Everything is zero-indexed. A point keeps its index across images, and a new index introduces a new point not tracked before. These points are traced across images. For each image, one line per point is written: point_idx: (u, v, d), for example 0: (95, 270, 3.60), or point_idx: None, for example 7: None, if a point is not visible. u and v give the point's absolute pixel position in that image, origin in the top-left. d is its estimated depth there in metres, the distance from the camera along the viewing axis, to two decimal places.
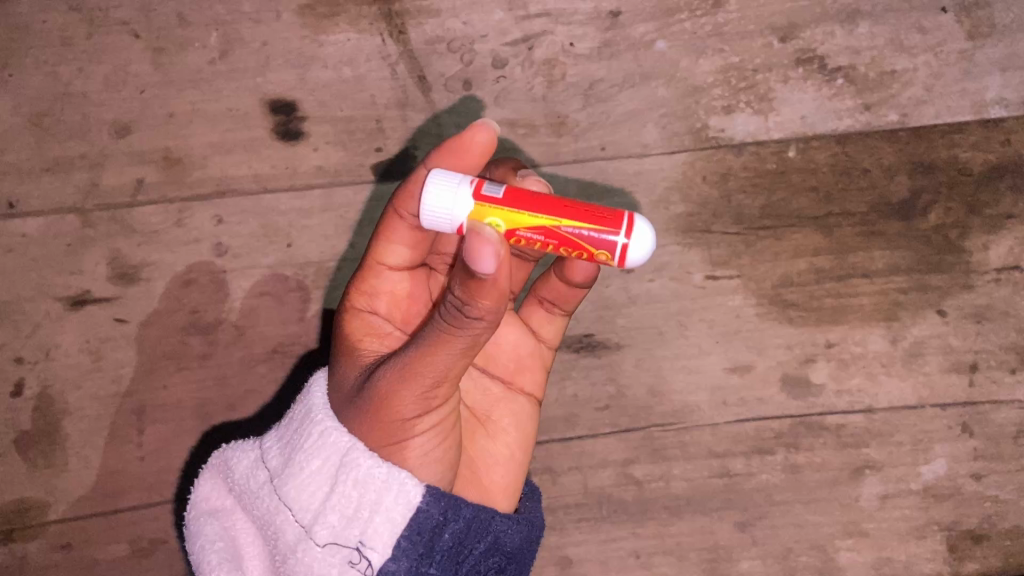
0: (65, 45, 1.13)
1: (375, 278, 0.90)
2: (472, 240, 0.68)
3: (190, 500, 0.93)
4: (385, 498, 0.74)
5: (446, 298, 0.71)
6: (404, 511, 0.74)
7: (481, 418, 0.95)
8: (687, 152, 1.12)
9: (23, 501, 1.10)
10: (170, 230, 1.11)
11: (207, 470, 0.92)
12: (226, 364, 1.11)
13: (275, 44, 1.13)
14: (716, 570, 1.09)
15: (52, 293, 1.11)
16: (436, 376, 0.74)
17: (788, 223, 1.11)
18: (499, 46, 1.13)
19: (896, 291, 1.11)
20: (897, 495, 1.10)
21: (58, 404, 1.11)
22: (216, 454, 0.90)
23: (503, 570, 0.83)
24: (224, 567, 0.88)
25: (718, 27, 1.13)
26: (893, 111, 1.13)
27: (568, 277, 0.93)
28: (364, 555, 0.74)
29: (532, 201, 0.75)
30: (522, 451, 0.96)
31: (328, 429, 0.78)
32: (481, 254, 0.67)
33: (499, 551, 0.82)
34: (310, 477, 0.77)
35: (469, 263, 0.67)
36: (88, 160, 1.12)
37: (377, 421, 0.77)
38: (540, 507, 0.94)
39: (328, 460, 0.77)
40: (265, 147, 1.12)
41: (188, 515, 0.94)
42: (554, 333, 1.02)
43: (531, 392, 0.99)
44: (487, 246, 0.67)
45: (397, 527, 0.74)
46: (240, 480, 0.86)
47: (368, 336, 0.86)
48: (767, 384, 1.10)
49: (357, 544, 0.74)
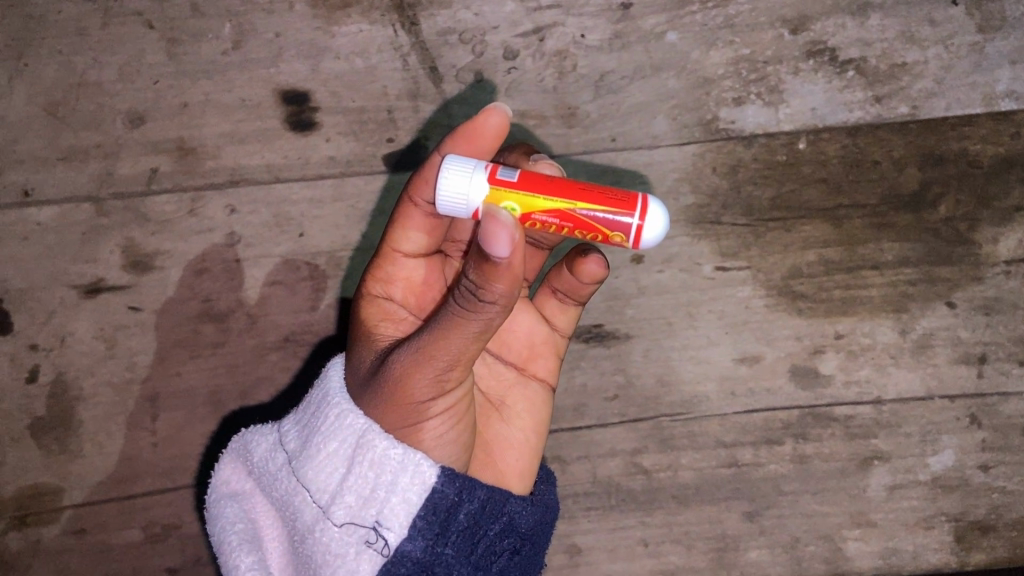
0: (80, 36, 1.14)
1: (390, 264, 0.90)
2: (488, 224, 0.68)
3: (211, 483, 0.95)
4: (401, 479, 0.75)
5: (461, 282, 0.72)
6: (420, 491, 0.75)
7: (496, 403, 0.96)
8: (697, 144, 1.12)
9: (38, 487, 1.12)
10: (183, 219, 1.12)
11: (227, 454, 0.94)
12: (238, 352, 1.12)
13: (288, 35, 1.14)
14: (723, 558, 1.10)
15: (67, 281, 1.12)
16: (450, 360, 0.75)
17: (798, 215, 1.12)
18: (511, 37, 1.13)
19: (906, 282, 1.11)
20: (905, 486, 1.11)
21: (72, 390, 1.12)
22: (236, 439, 0.91)
23: (518, 552, 0.84)
24: (244, 548, 0.88)
25: (729, 19, 1.13)
26: (904, 104, 1.13)
27: (580, 269, 0.93)
28: (380, 535, 0.75)
29: (544, 185, 0.75)
30: (536, 437, 0.96)
31: (345, 412, 0.79)
32: (495, 238, 0.68)
33: (514, 533, 0.83)
34: (327, 459, 0.78)
35: (485, 246, 0.68)
36: (103, 150, 1.13)
37: (392, 404, 0.78)
38: (554, 491, 0.94)
39: (344, 442, 0.78)
40: (278, 138, 1.13)
41: (208, 498, 0.95)
42: (569, 322, 1.02)
43: (545, 378, 1.00)
44: (503, 231, 0.68)
45: (413, 507, 0.75)
46: (259, 463, 0.87)
47: (383, 320, 0.87)
48: (776, 375, 1.11)
49: (374, 524, 0.75)
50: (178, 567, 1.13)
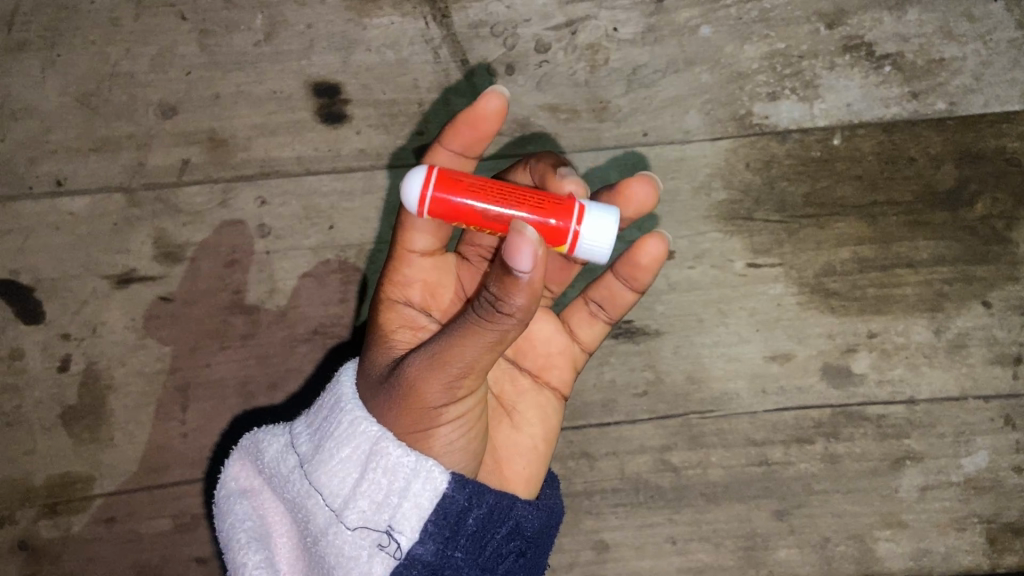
0: (113, 26, 1.14)
1: (408, 266, 0.88)
2: (511, 238, 0.66)
3: (220, 480, 0.95)
4: (412, 484, 0.75)
5: (480, 292, 0.70)
6: (431, 497, 0.75)
7: (507, 408, 0.94)
8: (730, 139, 1.11)
9: (68, 475, 1.13)
10: (214, 211, 1.13)
11: (237, 450, 0.94)
12: (268, 344, 1.12)
13: (319, 27, 1.14)
14: (752, 557, 1.10)
15: (99, 271, 1.13)
16: (461, 368, 0.74)
17: (832, 212, 1.11)
18: (543, 30, 1.12)
19: (941, 281, 1.10)
20: (937, 487, 1.09)
21: (103, 379, 1.13)
22: (248, 437, 0.91)
23: (523, 555, 0.82)
24: (253, 546, 0.89)
25: (764, 12, 1.12)
26: (942, 100, 1.11)
27: (627, 274, 0.92)
28: (393, 539, 0.75)
29: (538, 207, 0.74)
30: (545, 446, 0.94)
31: (359, 418, 0.78)
32: (517, 252, 0.65)
33: (521, 536, 0.82)
34: (340, 464, 0.77)
35: (506, 260, 0.66)
36: (136, 141, 1.14)
37: (405, 411, 0.77)
38: (559, 495, 0.93)
39: (358, 448, 0.77)
40: (309, 130, 1.13)
41: (217, 494, 0.95)
42: (594, 338, 0.99)
43: (557, 387, 0.97)
44: (526, 246, 0.65)
45: (424, 512, 0.75)
46: (270, 463, 0.87)
47: (403, 327, 0.85)
48: (807, 373, 1.10)
49: (386, 528, 0.75)
50: (207, 557, 1.13)
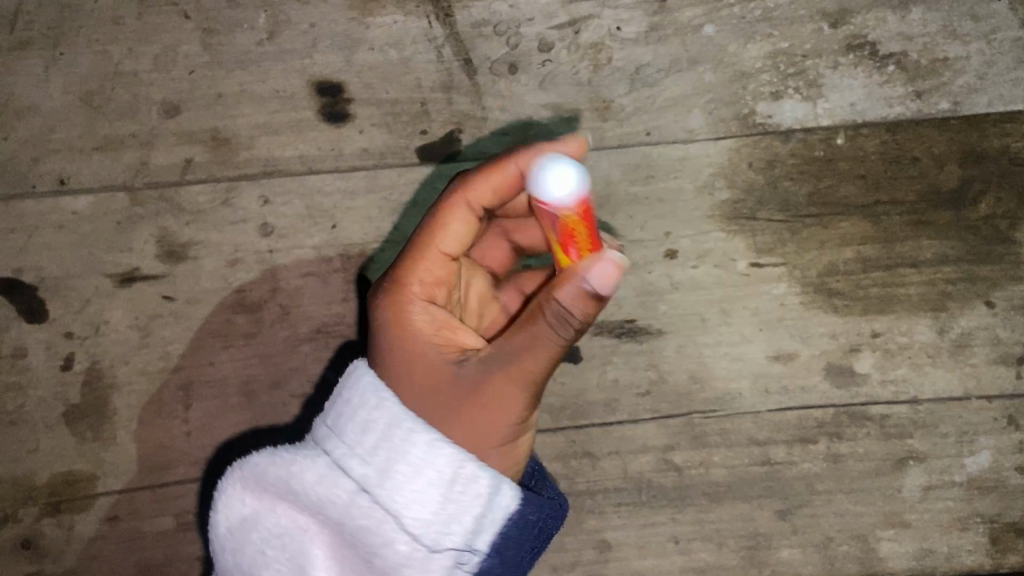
0: (116, 25, 1.14)
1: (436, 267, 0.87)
2: (605, 265, 0.79)
3: (214, 515, 0.83)
4: (492, 501, 0.78)
5: (554, 305, 0.78)
6: (507, 510, 0.79)
7: None
8: (733, 138, 1.11)
9: (71, 474, 1.13)
10: (217, 210, 1.13)
11: (238, 480, 0.83)
12: (270, 343, 1.12)
13: (322, 26, 1.14)
14: (754, 556, 1.10)
15: (102, 270, 1.13)
16: (535, 372, 0.81)
17: (835, 211, 1.11)
18: (546, 29, 1.12)
19: (944, 281, 1.10)
20: (941, 487, 1.09)
21: (106, 378, 1.13)
22: (256, 465, 0.81)
23: (540, 548, 0.88)
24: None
25: (768, 11, 1.12)
26: (945, 99, 1.11)
27: None
28: (473, 554, 0.78)
29: None
30: None
31: (438, 441, 0.77)
32: (606, 276, 0.78)
33: (546, 532, 0.88)
34: (421, 490, 0.76)
35: (600, 285, 0.78)
36: (139, 140, 1.14)
37: (473, 414, 0.81)
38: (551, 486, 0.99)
39: (440, 472, 0.76)
40: (311, 129, 1.13)
41: (212, 530, 0.84)
42: None
43: None
44: (613, 270, 0.79)
45: (500, 524, 0.79)
46: (302, 494, 0.79)
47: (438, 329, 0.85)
48: (810, 373, 1.10)
49: (467, 546, 0.77)
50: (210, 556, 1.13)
